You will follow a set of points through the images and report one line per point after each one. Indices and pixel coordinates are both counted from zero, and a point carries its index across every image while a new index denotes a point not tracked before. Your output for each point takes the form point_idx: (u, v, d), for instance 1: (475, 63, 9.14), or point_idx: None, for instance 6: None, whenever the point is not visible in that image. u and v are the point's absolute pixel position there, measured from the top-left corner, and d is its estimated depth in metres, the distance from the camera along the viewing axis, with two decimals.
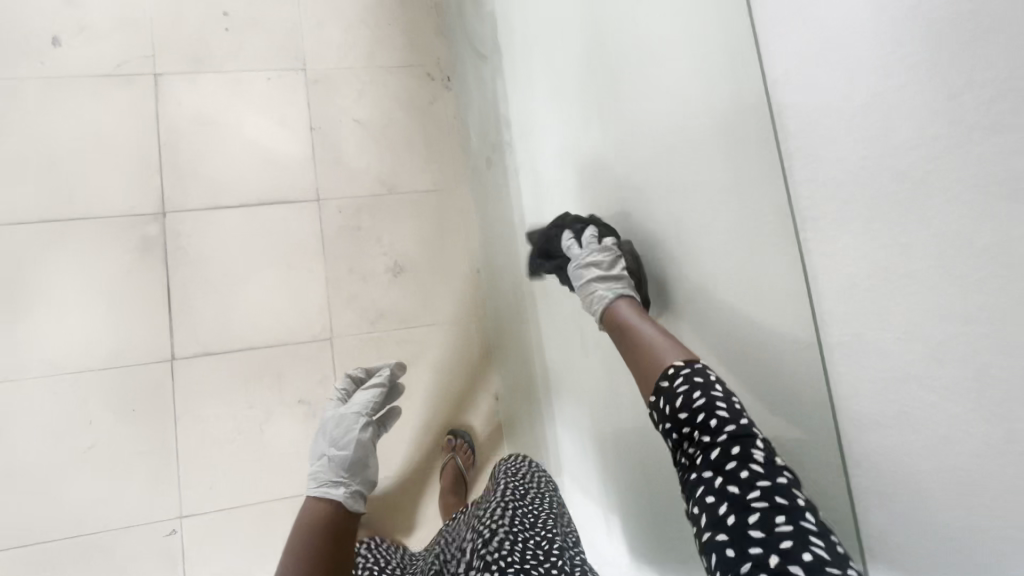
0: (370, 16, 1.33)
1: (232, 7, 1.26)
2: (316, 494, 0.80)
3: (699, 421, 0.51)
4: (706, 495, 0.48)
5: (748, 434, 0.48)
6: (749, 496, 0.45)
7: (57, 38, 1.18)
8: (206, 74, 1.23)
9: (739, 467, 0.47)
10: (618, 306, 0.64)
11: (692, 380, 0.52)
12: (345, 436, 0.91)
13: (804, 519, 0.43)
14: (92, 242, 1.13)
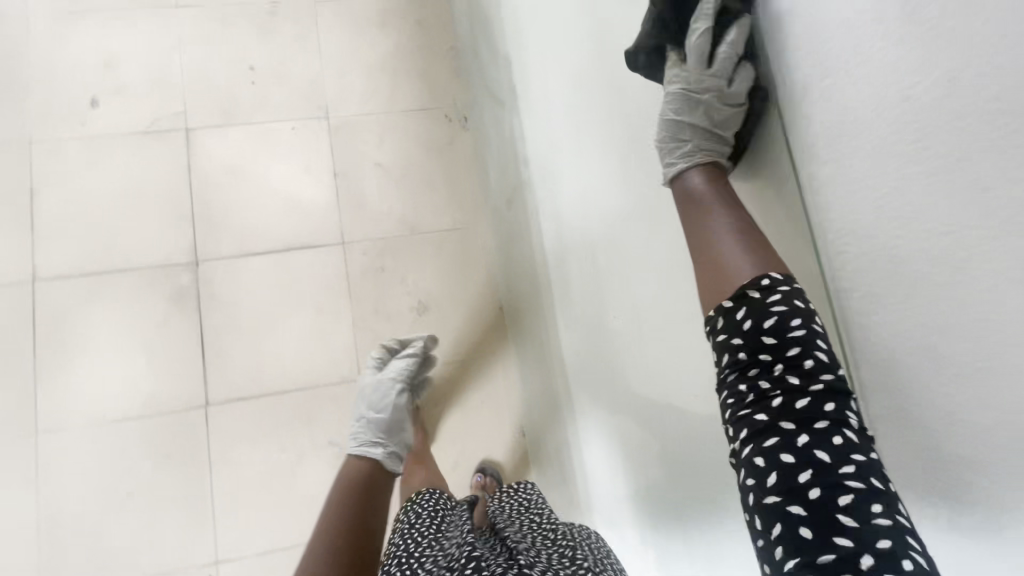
0: (389, 63, 1.38)
1: (258, 62, 1.32)
2: (358, 450, 1.02)
3: (788, 355, 0.41)
4: (777, 449, 0.40)
5: (849, 392, 0.40)
6: (843, 470, 0.38)
7: (95, 99, 1.24)
8: (235, 127, 1.28)
9: (833, 433, 0.39)
10: (692, 178, 0.53)
11: (793, 305, 0.42)
12: (381, 402, 1.07)
13: (900, 512, 0.37)
14: (130, 294, 1.18)
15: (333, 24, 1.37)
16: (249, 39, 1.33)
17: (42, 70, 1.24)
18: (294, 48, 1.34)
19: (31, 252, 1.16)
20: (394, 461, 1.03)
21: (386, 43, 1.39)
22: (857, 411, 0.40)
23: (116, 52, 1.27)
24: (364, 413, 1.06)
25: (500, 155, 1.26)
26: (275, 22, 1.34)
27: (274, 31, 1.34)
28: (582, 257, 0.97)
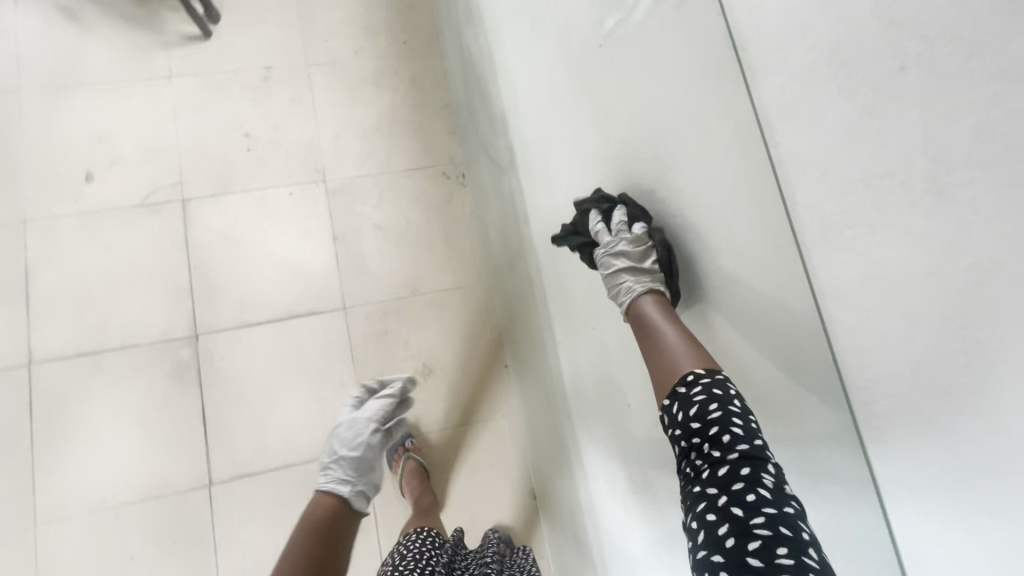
0: (386, 123, 1.37)
1: (254, 127, 1.31)
2: (327, 488, 0.91)
3: (710, 434, 0.54)
4: (707, 511, 0.52)
5: (760, 458, 0.51)
6: (753, 522, 0.48)
7: (90, 172, 1.23)
8: (232, 195, 1.27)
9: (747, 491, 0.50)
10: (642, 302, 0.65)
11: (709, 393, 0.55)
12: (358, 438, 1.01)
13: (808, 556, 0.45)
14: (129, 373, 1.16)
15: (328, 85, 1.37)
16: (245, 105, 1.32)
17: (34, 144, 1.22)
18: (289, 112, 1.34)
19: (28, 333, 1.14)
20: (362, 500, 0.92)
21: (382, 103, 1.38)
22: (774, 473, 0.50)
23: (111, 124, 1.26)
24: (337, 451, 0.99)
25: (501, 217, 1.26)
26: (270, 87, 1.34)
27: (270, 95, 1.33)
28: (591, 328, 0.96)
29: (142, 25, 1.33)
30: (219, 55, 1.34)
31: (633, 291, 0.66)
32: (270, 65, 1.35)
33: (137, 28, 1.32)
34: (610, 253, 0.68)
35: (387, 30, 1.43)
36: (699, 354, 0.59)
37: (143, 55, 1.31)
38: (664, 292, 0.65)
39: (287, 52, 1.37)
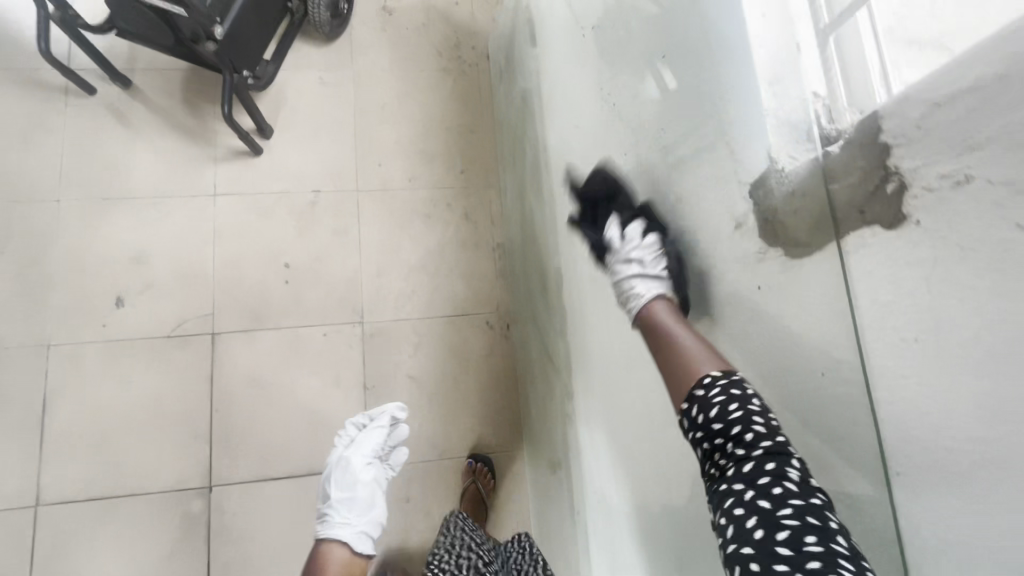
0: (433, 261, 1.28)
1: (295, 257, 1.24)
2: (329, 539, 0.89)
3: (732, 434, 0.47)
4: (733, 506, 0.45)
5: (784, 451, 0.45)
6: (780, 512, 0.42)
7: (120, 297, 1.16)
8: (263, 331, 1.19)
9: (772, 484, 0.43)
10: (653, 304, 0.59)
11: (728, 393, 0.49)
12: (351, 477, 0.96)
13: (838, 542, 0.39)
14: (136, 523, 1.09)
15: (377, 215, 1.29)
16: (288, 231, 1.25)
17: (69, 259, 1.17)
18: (334, 242, 1.26)
19: (38, 472, 1.08)
20: (366, 541, 0.91)
21: (432, 238, 1.30)
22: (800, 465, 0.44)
23: (149, 244, 1.19)
24: (331, 496, 0.94)
25: (544, 391, 1.17)
26: (316, 214, 1.26)
27: (315, 223, 1.26)
28: None
29: (191, 134, 1.25)
30: (268, 174, 1.26)
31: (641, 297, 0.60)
32: (319, 189, 1.28)
33: (185, 137, 1.25)
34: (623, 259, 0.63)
35: (446, 156, 1.34)
36: (710, 360, 0.53)
37: (189, 168, 1.24)
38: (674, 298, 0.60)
39: (339, 175, 1.29)
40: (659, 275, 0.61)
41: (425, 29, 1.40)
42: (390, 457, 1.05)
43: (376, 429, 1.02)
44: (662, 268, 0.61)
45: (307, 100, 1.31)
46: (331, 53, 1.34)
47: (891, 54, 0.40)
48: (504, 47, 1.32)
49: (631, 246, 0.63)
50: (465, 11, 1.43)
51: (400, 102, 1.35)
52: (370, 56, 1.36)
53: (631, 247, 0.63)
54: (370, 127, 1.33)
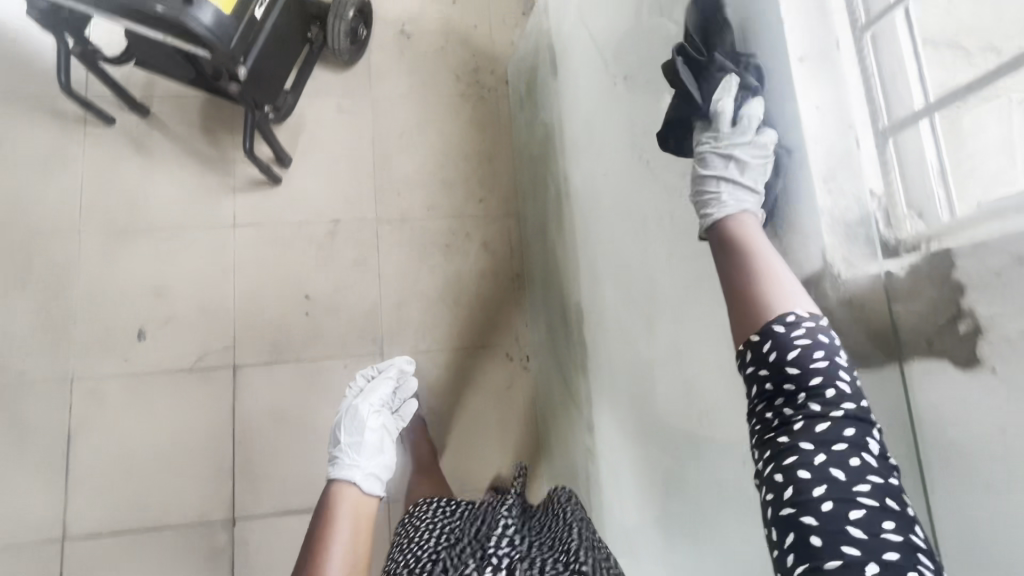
0: (453, 291, 1.28)
1: (315, 289, 1.24)
2: (340, 479, 0.91)
3: (811, 386, 0.43)
4: (797, 466, 0.42)
5: (866, 421, 0.42)
6: (856, 488, 0.40)
7: (142, 330, 1.17)
8: (285, 364, 1.20)
9: (851, 454, 0.41)
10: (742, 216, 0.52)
11: (817, 341, 0.44)
12: (360, 425, 1.00)
13: (911, 531, 0.39)
14: (161, 556, 1.10)
15: (396, 245, 1.28)
16: (309, 262, 1.25)
17: (91, 292, 1.17)
18: (353, 274, 1.25)
19: (64, 506, 1.09)
20: (373, 482, 0.92)
21: (451, 268, 1.29)
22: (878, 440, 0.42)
23: (169, 277, 1.19)
24: (342, 442, 0.98)
25: (564, 427, 1.17)
26: (336, 245, 1.26)
27: (335, 254, 1.26)
28: None
29: (209, 163, 1.24)
30: (287, 204, 1.26)
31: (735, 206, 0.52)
32: (338, 219, 1.27)
33: (203, 166, 1.24)
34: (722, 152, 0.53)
35: (464, 184, 1.33)
36: (802, 297, 0.47)
37: (208, 198, 1.23)
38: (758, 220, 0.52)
39: (358, 204, 1.28)
40: (756, 189, 0.52)
41: (442, 53, 1.39)
42: (395, 413, 1.09)
43: (383, 385, 1.07)
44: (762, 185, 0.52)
45: (325, 127, 1.30)
46: (349, 79, 1.33)
47: (959, 188, 0.42)
48: (523, 74, 1.31)
49: (735, 142, 0.53)
50: (484, 34, 1.41)
51: (418, 129, 1.34)
52: (389, 82, 1.35)
53: (735, 139, 0.53)
54: (389, 155, 1.32)
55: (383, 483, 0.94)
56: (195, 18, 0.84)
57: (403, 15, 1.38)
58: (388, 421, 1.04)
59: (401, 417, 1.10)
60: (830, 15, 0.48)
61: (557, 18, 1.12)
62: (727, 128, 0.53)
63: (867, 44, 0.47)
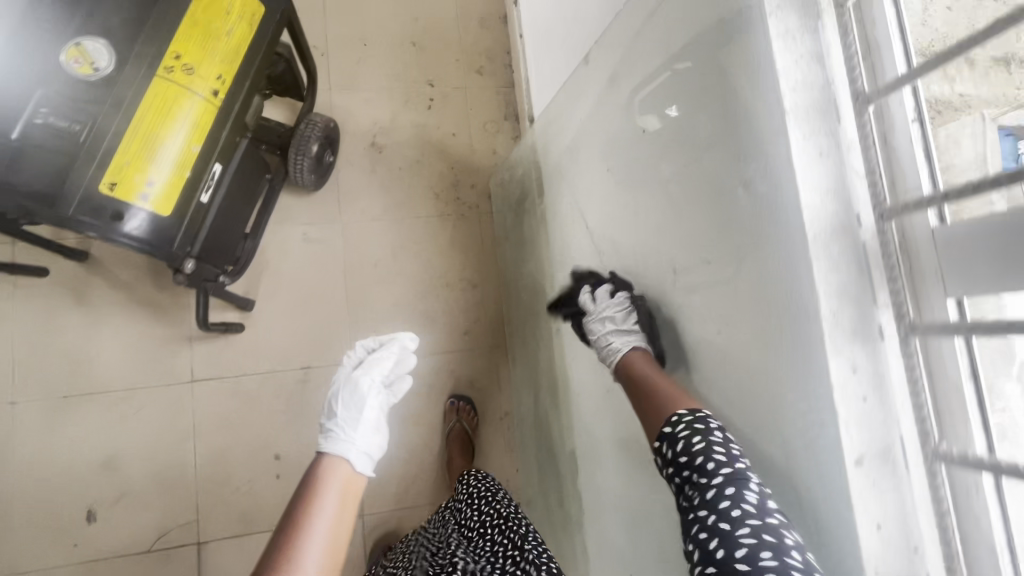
0: (436, 437, 1.19)
1: (286, 448, 1.13)
2: (333, 453, 0.65)
3: (695, 462, 0.48)
4: (699, 532, 0.45)
5: (741, 478, 0.46)
6: (739, 533, 0.43)
7: (92, 510, 1.05)
8: (255, 534, 1.10)
9: (732, 507, 0.45)
10: (630, 355, 0.62)
11: (693, 426, 0.50)
12: (360, 399, 0.73)
13: (793, 562, 0.41)
14: None
15: None
16: (278, 417, 1.14)
17: (31, 470, 1.04)
18: None
19: None
20: (364, 459, 0.66)
21: (434, 412, 1.20)
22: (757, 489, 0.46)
23: (120, 447, 1.07)
24: (335, 415, 0.72)
25: None
26: (307, 396, 1.15)
27: (306, 406, 1.15)
28: None
29: (159, 310, 1.11)
30: (251, 353, 1.14)
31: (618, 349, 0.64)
32: (309, 365, 1.16)
33: (153, 314, 1.11)
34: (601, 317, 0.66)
35: (447, 317, 1.23)
36: (684, 397, 0.55)
37: (161, 353, 1.11)
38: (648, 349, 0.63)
39: (330, 348, 1.17)
40: (633, 331, 0.65)
41: (419, 168, 1.26)
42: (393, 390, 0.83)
43: (389, 348, 0.81)
44: (632, 320, 0.66)
45: (291, 260, 1.18)
46: (316, 203, 1.21)
47: None
48: (509, 198, 1.20)
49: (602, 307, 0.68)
50: (462, 142, 1.29)
51: (394, 256, 1.23)
52: (359, 203, 1.23)
53: (600, 308, 0.68)
54: (363, 288, 1.21)
55: (374, 462, 0.68)
56: (123, 233, 0.71)
57: (374, 126, 1.26)
58: (387, 399, 0.78)
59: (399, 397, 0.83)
60: (896, 418, 0.41)
61: (545, 157, 1.02)
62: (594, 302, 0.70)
63: (941, 471, 0.41)
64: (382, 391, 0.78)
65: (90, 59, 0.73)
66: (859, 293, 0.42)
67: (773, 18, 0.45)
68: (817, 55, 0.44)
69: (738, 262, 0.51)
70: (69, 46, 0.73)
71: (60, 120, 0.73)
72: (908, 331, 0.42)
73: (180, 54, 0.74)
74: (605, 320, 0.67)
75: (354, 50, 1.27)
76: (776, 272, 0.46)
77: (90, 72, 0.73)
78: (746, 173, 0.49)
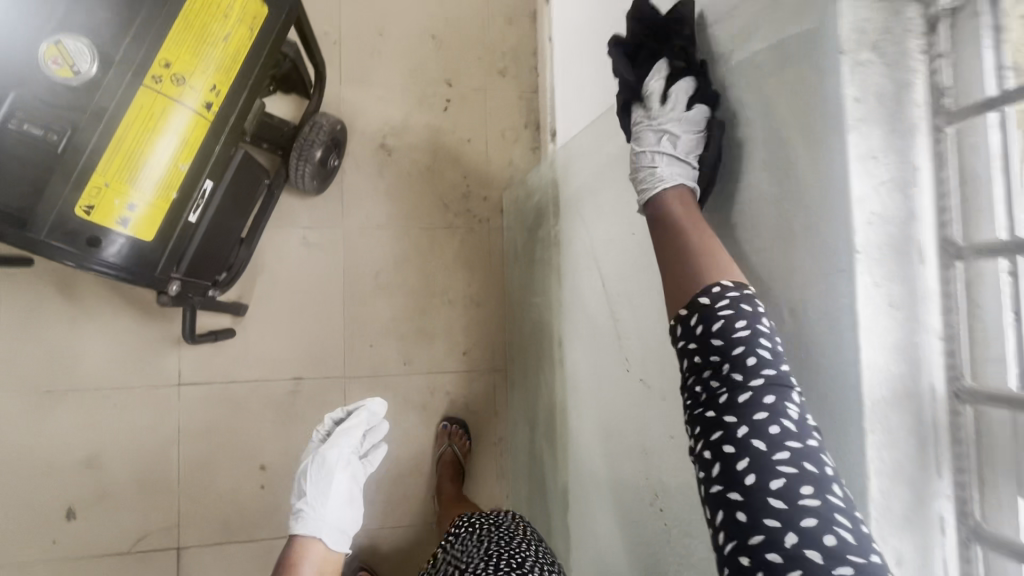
0: (426, 458, 1.16)
1: (272, 458, 1.10)
2: (304, 538, 0.73)
3: (732, 355, 0.42)
4: (722, 441, 0.40)
5: (786, 386, 0.39)
6: (775, 456, 0.38)
7: (72, 508, 1.03)
8: (236, 542, 1.08)
9: (770, 420, 0.38)
10: (671, 192, 0.51)
11: (738, 308, 0.42)
12: (329, 476, 0.77)
13: (832, 495, 0.36)
14: None
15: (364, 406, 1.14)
16: (265, 427, 1.10)
17: (10, 464, 1.02)
18: None
19: None
20: (337, 538, 0.74)
21: (426, 432, 1.16)
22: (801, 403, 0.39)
23: (102, 446, 1.05)
24: (304, 494, 0.76)
25: None
26: (296, 408, 1.12)
27: (295, 418, 1.11)
28: None
29: (149, 309, 1.07)
30: (241, 359, 1.10)
31: (663, 181, 0.51)
32: (300, 376, 1.12)
33: (140, 313, 1.06)
34: (656, 131, 0.52)
35: (447, 335, 1.18)
36: (731, 267, 0.45)
37: (148, 353, 1.06)
38: (696, 191, 0.51)
39: (323, 360, 1.13)
40: (688, 163, 0.51)
41: (428, 175, 1.19)
42: (366, 453, 0.86)
43: (353, 424, 0.82)
44: (694, 155, 0.51)
45: (288, 265, 1.12)
46: (317, 206, 1.14)
47: None
48: (520, 219, 1.12)
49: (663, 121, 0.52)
50: (478, 150, 1.21)
51: (397, 267, 1.17)
52: (364, 208, 1.16)
53: (665, 115, 0.51)
54: (362, 299, 1.15)
55: (349, 535, 0.77)
56: (100, 261, 0.66)
57: (383, 127, 1.17)
58: (360, 469, 0.82)
59: (374, 457, 0.88)
60: None
61: (564, 186, 0.94)
62: (659, 104, 0.53)
63: None
64: (352, 461, 0.80)
65: (70, 60, 0.64)
66: (917, 477, 0.37)
67: (853, 133, 0.38)
68: (902, 184, 0.37)
69: None
70: (46, 44, 0.64)
71: (34, 127, 0.65)
72: (968, 536, 0.36)
73: (169, 63, 0.67)
74: (658, 135, 0.52)
75: (368, 41, 1.18)
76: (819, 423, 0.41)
77: (70, 76, 0.64)
78: (795, 299, 0.42)
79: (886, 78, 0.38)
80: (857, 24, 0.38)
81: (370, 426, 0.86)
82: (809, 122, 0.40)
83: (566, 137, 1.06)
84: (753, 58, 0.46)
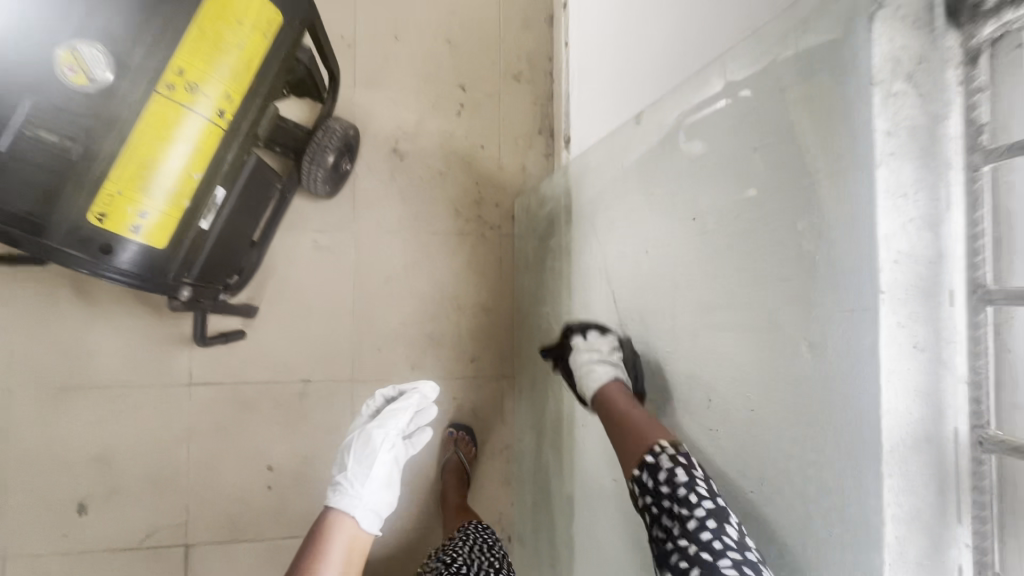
0: (432, 464, 1.16)
1: (280, 459, 1.11)
2: (337, 512, 0.67)
3: (679, 495, 0.52)
4: (682, 565, 0.50)
5: (722, 513, 0.50)
6: (722, 568, 0.48)
7: (83, 503, 1.05)
8: (243, 542, 1.09)
9: (714, 540, 0.49)
10: (608, 385, 0.69)
11: (677, 460, 0.54)
12: (371, 455, 0.73)
13: None
14: None
15: None
16: (274, 429, 1.11)
17: (25, 458, 1.03)
18: (322, 443, 1.12)
19: None
20: (372, 520, 0.69)
21: (433, 437, 1.16)
22: (736, 524, 0.50)
23: (114, 442, 1.06)
24: (346, 469, 0.73)
25: None
26: (304, 409, 1.12)
27: (304, 420, 1.12)
28: None
29: (161, 309, 1.07)
30: (251, 361, 1.11)
31: (603, 375, 0.70)
32: (309, 378, 1.12)
33: (153, 312, 1.07)
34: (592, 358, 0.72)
35: (456, 341, 1.18)
36: (661, 428, 0.60)
37: (160, 352, 1.07)
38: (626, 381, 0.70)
39: (332, 363, 1.13)
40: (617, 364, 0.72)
41: (441, 180, 1.18)
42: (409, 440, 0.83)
43: (402, 406, 0.80)
44: (615, 356, 0.73)
45: (299, 268, 1.12)
46: (329, 209, 1.14)
47: None
48: (532, 227, 1.11)
49: (592, 345, 0.75)
50: (490, 155, 1.20)
51: (407, 272, 1.16)
52: (376, 212, 1.16)
53: (590, 345, 0.75)
54: (372, 302, 1.15)
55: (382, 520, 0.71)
56: (113, 267, 0.67)
57: (397, 130, 1.17)
58: (401, 453, 0.77)
59: (415, 447, 0.83)
60: None
61: (578, 196, 0.93)
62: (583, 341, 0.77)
63: None
64: (396, 444, 0.77)
65: (85, 68, 0.62)
66: (933, 522, 0.36)
67: (883, 168, 0.37)
68: (931, 223, 0.36)
69: (790, 428, 0.44)
70: (63, 49, 0.61)
71: (49, 133, 0.66)
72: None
73: (183, 70, 0.67)
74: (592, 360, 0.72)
75: (383, 43, 1.17)
76: (833, 459, 0.40)
77: (87, 85, 0.63)
78: (814, 332, 0.41)
79: (919, 110, 0.36)
80: (891, 54, 0.37)
81: (418, 410, 0.84)
82: (834, 152, 0.40)
83: (580, 144, 1.05)
84: (781, 83, 0.45)
